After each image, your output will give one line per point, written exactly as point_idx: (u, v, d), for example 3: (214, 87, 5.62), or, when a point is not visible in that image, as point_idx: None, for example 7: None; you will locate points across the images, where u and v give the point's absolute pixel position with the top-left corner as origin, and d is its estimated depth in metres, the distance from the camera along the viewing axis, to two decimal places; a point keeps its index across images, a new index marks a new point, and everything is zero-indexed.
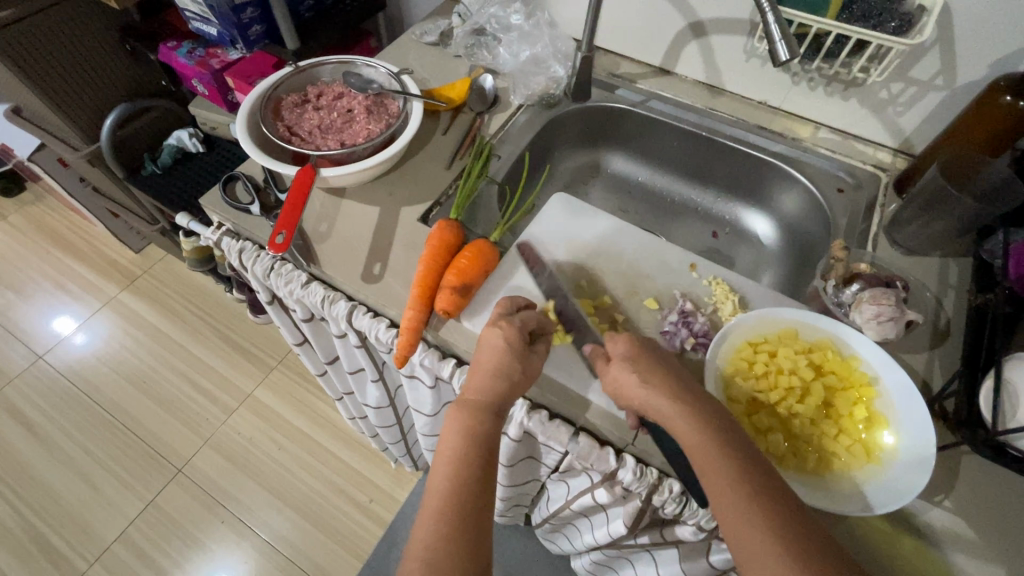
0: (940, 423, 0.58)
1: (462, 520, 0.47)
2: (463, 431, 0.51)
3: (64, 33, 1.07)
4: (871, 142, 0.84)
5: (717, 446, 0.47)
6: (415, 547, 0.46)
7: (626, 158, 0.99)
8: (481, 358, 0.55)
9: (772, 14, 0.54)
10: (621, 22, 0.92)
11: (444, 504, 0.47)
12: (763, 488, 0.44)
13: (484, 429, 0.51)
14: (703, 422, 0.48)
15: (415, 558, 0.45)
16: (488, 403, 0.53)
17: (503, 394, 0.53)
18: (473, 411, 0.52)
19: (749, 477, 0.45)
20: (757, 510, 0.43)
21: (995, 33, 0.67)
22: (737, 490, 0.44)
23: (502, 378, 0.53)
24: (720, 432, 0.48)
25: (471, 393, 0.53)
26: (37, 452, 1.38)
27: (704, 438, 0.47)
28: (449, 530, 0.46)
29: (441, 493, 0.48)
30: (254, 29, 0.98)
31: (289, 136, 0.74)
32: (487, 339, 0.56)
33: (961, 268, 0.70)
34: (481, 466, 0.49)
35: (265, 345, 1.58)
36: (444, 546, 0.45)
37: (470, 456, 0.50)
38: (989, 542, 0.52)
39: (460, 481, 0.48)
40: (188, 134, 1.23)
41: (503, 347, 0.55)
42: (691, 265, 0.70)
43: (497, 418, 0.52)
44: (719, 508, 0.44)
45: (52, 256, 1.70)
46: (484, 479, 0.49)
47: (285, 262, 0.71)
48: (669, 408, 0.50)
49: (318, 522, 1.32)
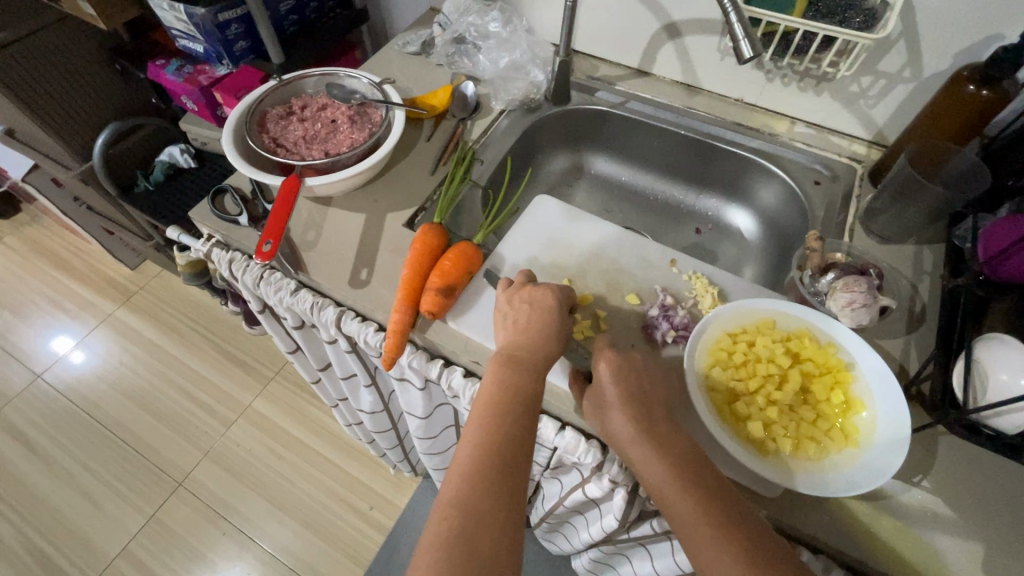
0: (916, 404, 0.60)
1: (500, 466, 0.46)
2: (506, 381, 0.52)
3: (52, 54, 1.09)
4: (846, 135, 0.86)
5: (677, 469, 0.48)
6: (448, 494, 0.45)
7: (609, 159, 1.01)
8: (525, 320, 0.58)
9: (734, 14, 0.56)
10: (598, 26, 0.94)
11: (481, 455, 0.47)
12: (725, 510, 0.46)
13: (526, 382, 0.52)
14: (659, 448, 0.50)
15: (446, 504, 0.44)
16: (533, 360, 0.54)
17: (547, 352, 0.55)
18: (516, 367, 0.53)
19: (709, 503, 0.46)
20: (718, 533, 0.45)
21: (957, 26, 0.69)
22: (698, 516, 0.46)
23: (556, 332, 0.57)
24: (677, 460, 0.49)
25: (518, 349, 0.55)
26: (39, 471, 1.39)
27: (660, 466, 0.49)
28: (485, 477, 0.45)
29: (476, 442, 0.48)
30: (239, 45, 0.99)
31: (274, 148, 0.75)
32: (531, 302, 0.59)
33: (935, 254, 0.72)
34: (524, 415, 0.50)
35: (262, 357, 1.59)
36: (480, 494, 0.44)
37: (512, 403, 0.51)
38: (965, 519, 0.53)
39: (500, 429, 0.49)
40: (180, 150, 1.24)
41: (551, 303, 0.59)
42: (672, 261, 0.72)
43: (541, 371, 0.54)
44: (681, 532, 0.46)
45: (48, 276, 1.72)
46: (524, 429, 0.49)
47: (274, 271, 0.72)
48: (626, 429, 0.52)
49: (320, 530, 1.32)
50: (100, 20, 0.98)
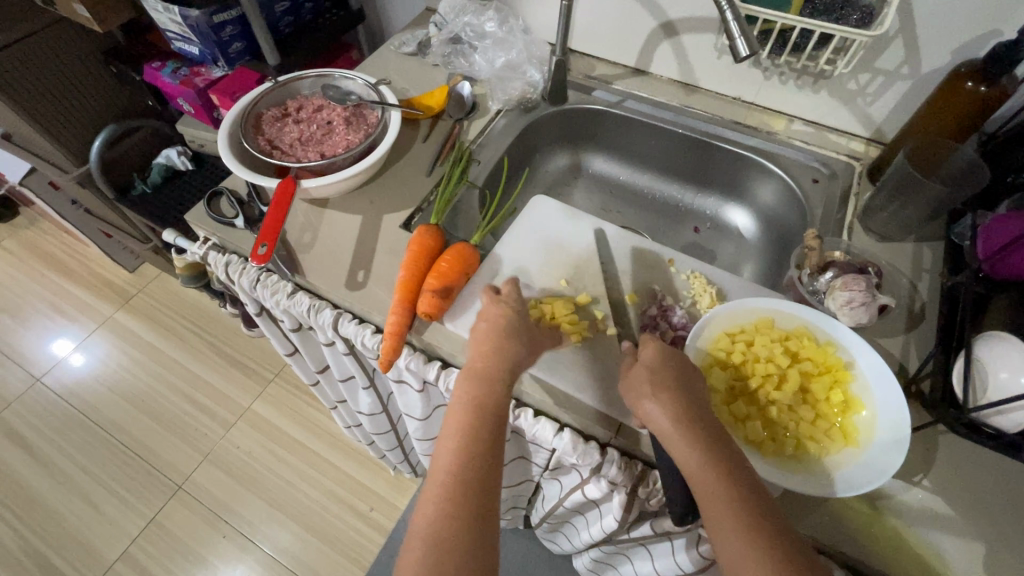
0: (916, 403, 0.59)
1: (470, 489, 0.47)
2: (473, 397, 0.52)
3: (47, 57, 1.08)
4: (844, 132, 0.85)
5: (714, 464, 0.46)
6: (422, 522, 0.45)
7: (606, 158, 1.00)
8: (487, 331, 0.57)
9: (730, 12, 0.55)
10: (594, 25, 0.93)
11: (450, 481, 0.47)
12: (754, 509, 0.44)
13: (492, 397, 0.52)
14: (699, 439, 0.47)
15: (420, 530, 0.45)
16: (496, 370, 0.53)
17: (511, 357, 0.54)
18: (480, 381, 0.53)
19: (741, 502, 0.44)
20: (746, 534, 0.42)
21: (955, 23, 0.68)
22: (728, 515, 0.43)
23: (516, 339, 0.56)
24: (714, 453, 0.47)
25: (479, 361, 0.54)
26: (38, 475, 1.38)
27: (693, 457, 0.47)
28: (453, 504, 0.46)
29: (446, 466, 0.48)
30: (234, 46, 0.99)
31: (270, 150, 0.75)
32: (490, 313, 0.58)
33: (934, 252, 0.71)
34: (491, 429, 0.50)
35: (261, 359, 1.59)
36: (448, 522, 0.45)
37: (479, 420, 0.51)
38: (966, 519, 0.53)
39: (470, 450, 0.49)
40: (177, 152, 1.24)
41: (503, 316, 0.58)
42: (670, 260, 0.72)
43: (506, 383, 0.53)
44: (712, 532, 0.44)
45: (47, 279, 1.72)
46: (490, 449, 0.49)
47: (270, 274, 0.72)
48: (665, 420, 0.49)
49: (320, 532, 1.32)
50: (95, 24, 0.97)
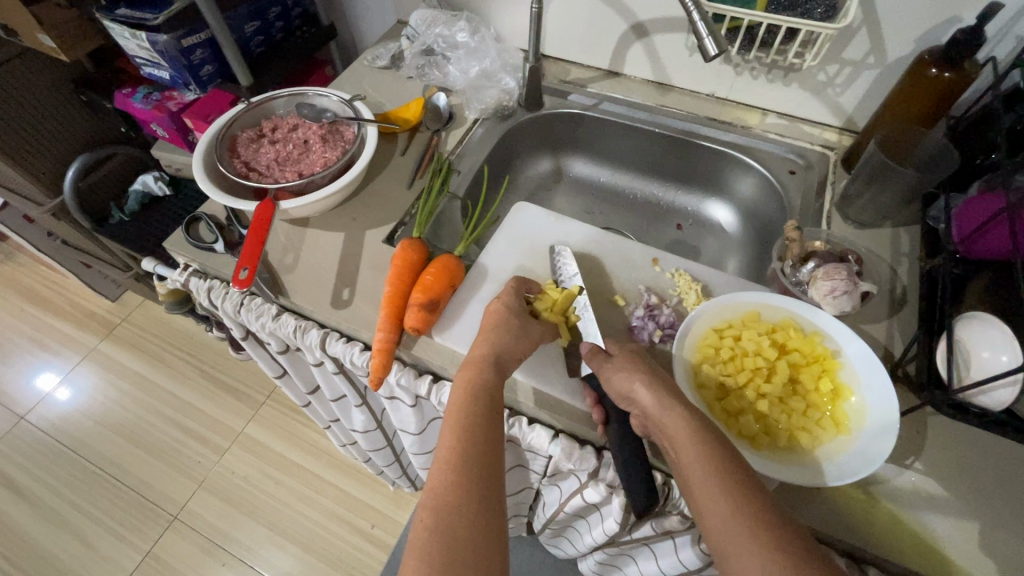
0: (903, 386, 0.61)
1: (473, 461, 0.45)
2: (470, 378, 0.51)
3: (16, 88, 1.07)
4: (817, 123, 0.87)
5: (696, 432, 0.47)
6: (427, 494, 0.43)
7: (586, 160, 1.01)
8: (489, 320, 0.59)
9: (697, 13, 0.56)
10: (565, 30, 0.94)
11: (452, 453, 0.45)
12: (744, 483, 0.44)
13: (488, 375, 0.52)
14: (687, 417, 0.48)
15: (425, 504, 0.42)
16: (491, 353, 0.54)
17: (507, 343, 0.56)
18: (481, 362, 0.53)
19: (727, 474, 0.44)
20: (732, 502, 0.43)
21: (916, 13, 0.70)
22: (711, 482, 0.44)
23: (518, 327, 0.58)
24: (700, 429, 0.48)
25: (479, 347, 0.55)
26: (27, 514, 1.35)
27: (687, 434, 0.47)
28: (459, 472, 0.44)
29: (448, 441, 0.46)
30: (205, 69, 0.98)
31: (247, 172, 0.74)
32: (493, 306, 0.60)
33: (911, 236, 0.73)
34: (490, 406, 0.50)
35: (252, 381, 1.57)
36: (455, 490, 0.43)
37: (477, 398, 0.50)
38: (959, 498, 0.53)
39: (470, 424, 0.48)
40: (154, 178, 1.23)
41: (504, 306, 0.60)
42: (654, 260, 0.72)
43: (501, 367, 0.54)
44: (702, 510, 0.44)
45: (27, 313, 1.68)
46: (489, 425, 0.48)
47: (255, 297, 0.71)
48: (656, 408, 0.50)
49: (322, 552, 1.31)
50: (62, 53, 0.96)
